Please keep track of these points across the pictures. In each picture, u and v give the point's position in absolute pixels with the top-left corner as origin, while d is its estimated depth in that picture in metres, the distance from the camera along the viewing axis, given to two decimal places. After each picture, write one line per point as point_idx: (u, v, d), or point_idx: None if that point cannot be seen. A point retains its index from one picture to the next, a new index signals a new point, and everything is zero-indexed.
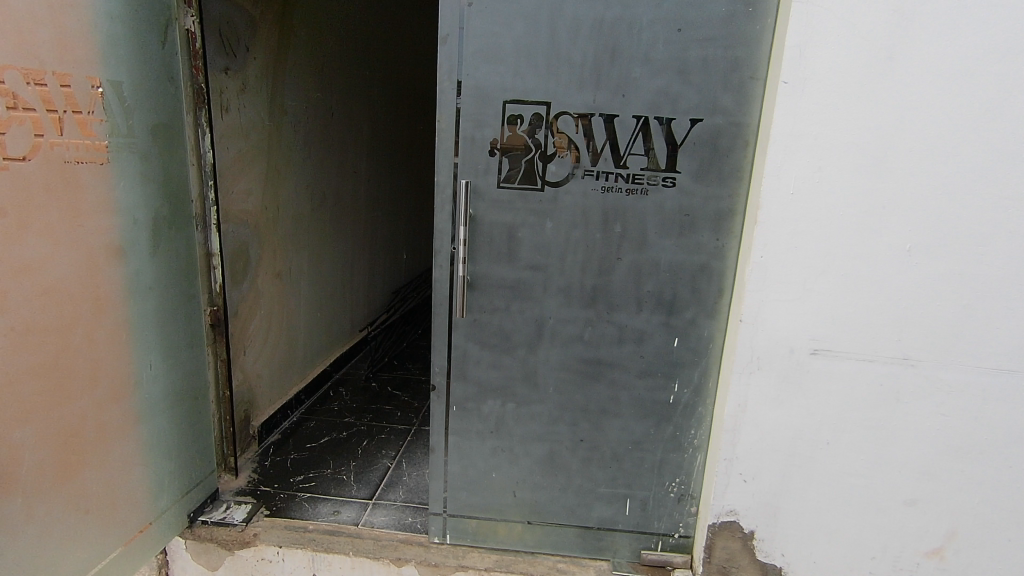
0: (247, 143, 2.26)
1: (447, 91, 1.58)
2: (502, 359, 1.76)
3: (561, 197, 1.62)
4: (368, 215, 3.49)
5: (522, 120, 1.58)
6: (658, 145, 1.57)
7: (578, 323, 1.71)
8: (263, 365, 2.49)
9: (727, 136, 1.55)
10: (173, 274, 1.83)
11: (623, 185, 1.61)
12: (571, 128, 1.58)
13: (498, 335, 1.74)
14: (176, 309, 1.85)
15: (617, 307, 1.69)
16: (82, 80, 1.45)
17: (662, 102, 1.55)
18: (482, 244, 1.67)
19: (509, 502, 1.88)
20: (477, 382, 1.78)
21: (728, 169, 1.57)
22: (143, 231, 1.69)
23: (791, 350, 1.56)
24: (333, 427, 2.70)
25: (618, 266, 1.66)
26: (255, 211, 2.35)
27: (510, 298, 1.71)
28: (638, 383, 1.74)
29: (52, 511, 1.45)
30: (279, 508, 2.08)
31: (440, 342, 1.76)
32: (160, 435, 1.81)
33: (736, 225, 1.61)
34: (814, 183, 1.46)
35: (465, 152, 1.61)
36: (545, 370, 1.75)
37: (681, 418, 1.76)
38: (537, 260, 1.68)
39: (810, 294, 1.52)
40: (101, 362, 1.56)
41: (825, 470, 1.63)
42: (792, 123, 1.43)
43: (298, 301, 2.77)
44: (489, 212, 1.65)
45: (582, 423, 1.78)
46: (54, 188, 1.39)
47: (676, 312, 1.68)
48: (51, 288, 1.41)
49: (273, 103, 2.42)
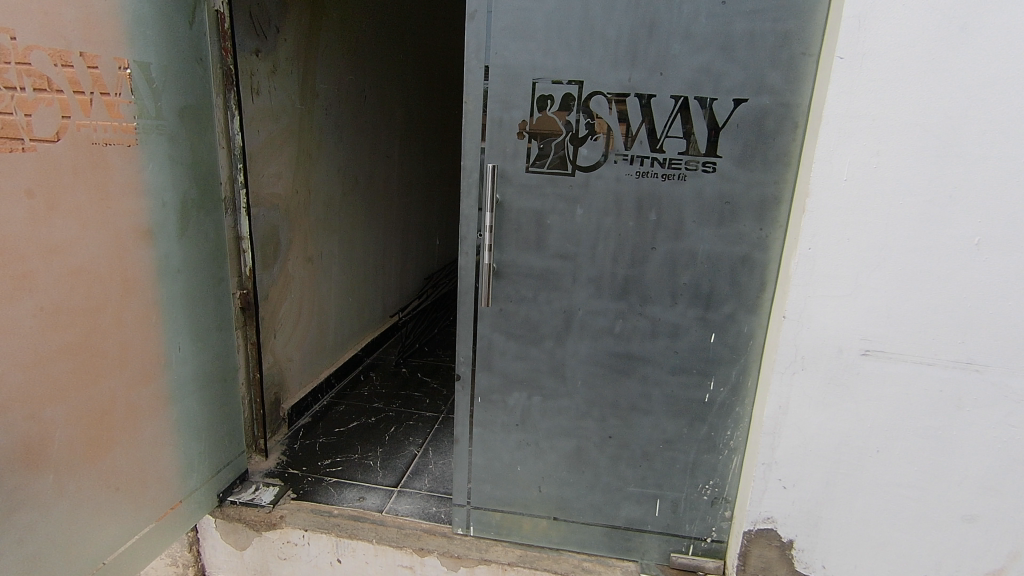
0: (278, 126, 2.25)
1: (474, 71, 1.52)
2: (529, 351, 1.69)
3: (592, 182, 1.54)
4: (400, 200, 3.47)
5: (553, 101, 1.50)
6: (698, 128, 1.46)
7: (608, 315, 1.63)
8: (294, 348, 2.52)
9: (774, 117, 1.43)
10: (202, 258, 1.82)
11: (659, 170, 1.51)
12: (605, 109, 1.48)
13: (524, 325, 1.68)
14: (205, 292, 1.85)
15: (650, 299, 1.60)
16: (109, 60, 1.44)
17: (703, 81, 1.43)
18: (509, 231, 1.61)
19: (535, 497, 1.83)
20: (503, 374, 1.73)
21: (774, 154, 1.46)
22: (172, 213, 1.69)
23: (839, 350, 1.45)
24: (362, 412, 2.70)
25: (653, 257, 1.57)
26: (286, 194, 2.35)
27: (537, 288, 1.64)
28: (670, 380, 1.65)
29: (84, 488, 1.48)
30: (306, 491, 2.09)
31: (465, 331, 1.71)
32: (189, 417, 1.83)
33: (781, 213, 1.49)
34: (871, 168, 1.33)
35: (493, 134, 1.54)
36: (573, 363, 1.68)
37: (717, 417, 1.67)
38: (566, 248, 1.60)
39: (863, 291, 1.40)
40: (130, 343, 1.58)
41: (874, 480, 1.52)
42: (848, 103, 1.31)
43: (328, 284, 2.78)
44: (516, 197, 1.58)
45: (611, 420, 1.71)
46: (81, 169, 1.39)
47: (714, 306, 1.58)
48: (79, 270, 1.41)
49: (304, 87, 2.40)
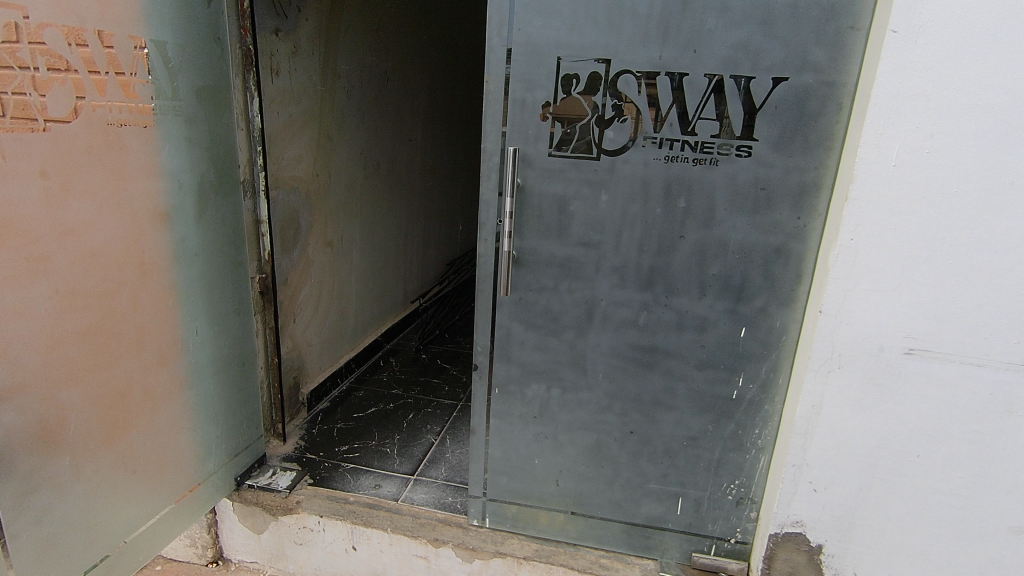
0: (298, 108, 2.22)
1: (496, 49, 1.45)
2: (549, 342, 1.64)
3: (619, 167, 1.47)
4: (422, 184, 3.43)
5: (578, 80, 1.42)
6: (733, 109, 1.37)
7: (632, 307, 1.56)
8: (313, 332, 2.51)
9: (817, 98, 1.34)
10: (221, 242, 1.81)
11: (690, 155, 1.43)
12: (633, 89, 1.40)
13: (545, 315, 1.62)
14: (224, 276, 1.83)
15: (676, 290, 1.52)
16: (124, 39, 1.41)
17: (740, 59, 1.34)
18: (531, 217, 1.55)
19: (552, 491, 1.78)
20: (522, 365, 1.68)
21: (815, 137, 1.36)
22: (190, 196, 1.67)
23: (880, 348, 1.36)
24: (380, 398, 2.69)
25: (681, 246, 1.49)
26: (306, 177, 2.32)
27: (559, 276, 1.58)
28: (696, 375, 1.58)
29: (101, 470, 1.48)
30: (323, 477, 2.09)
31: (484, 320, 1.66)
32: (207, 401, 1.83)
33: (821, 201, 1.40)
34: (923, 153, 1.23)
35: (515, 115, 1.48)
36: (594, 355, 1.62)
37: (745, 415, 1.59)
38: (589, 236, 1.53)
39: (908, 286, 1.31)
40: (147, 326, 1.57)
41: (913, 486, 1.43)
42: (900, 82, 1.21)
43: (348, 269, 2.76)
44: (538, 182, 1.51)
45: (633, 414, 1.65)
46: (97, 150, 1.38)
47: (745, 299, 1.50)
48: (95, 252, 1.40)
49: (326, 68, 2.35)
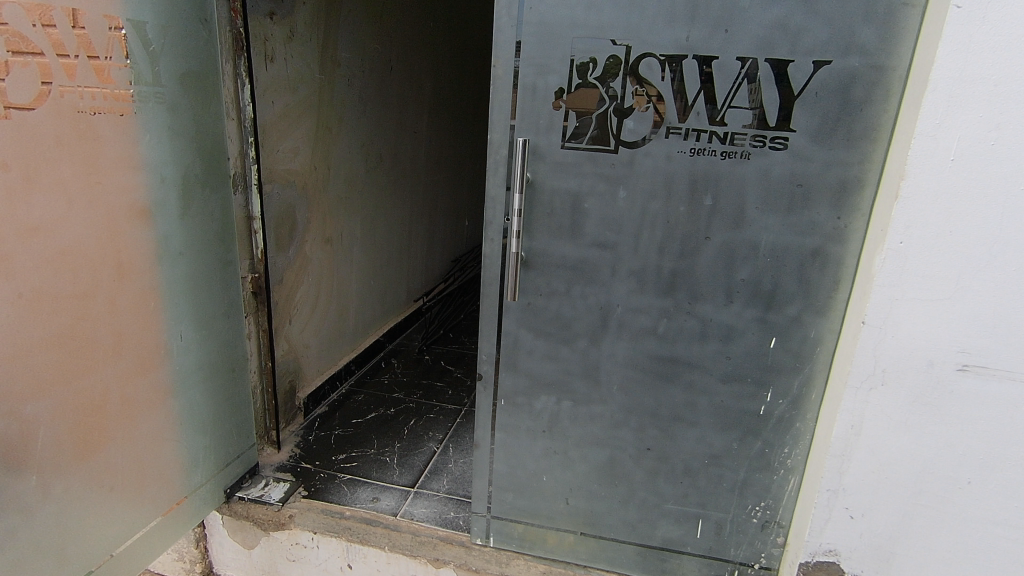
0: (295, 97, 2.08)
1: (505, 29, 1.32)
2: (559, 351, 1.51)
3: (639, 160, 1.33)
4: (427, 179, 3.30)
5: (595, 64, 1.29)
6: (768, 96, 1.24)
7: (651, 314, 1.43)
8: (311, 333, 2.39)
9: (863, 83, 1.20)
10: (208, 240, 1.68)
11: (718, 147, 1.29)
12: (656, 74, 1.27)
13: (555, 322, 1.49)
14: (211, 277, 1.71)
15: (700, 296, 1.39)
16: (97, 18, 1.28)
17: (777, 40, 1.21)
18: (541, 215, 1.42)
19: (561, 510, 1.66)
20: (530, 375, 1.55)
21: (859, 128, 1.23)
22: (174, 191, 1.54)
23: (929, 364, 1.22)
24: (381, 402, 2.57)
25: (706, 248, 1.35)
26: (304, 171, 2.19)
27: (571, 280, 1.45)
28: (721, 389, 1.44)
29: (73, 487, 1.37)
30: (318, 489, 1.97)
31: (489, 326, 1.54)
32: (193, 410, 1.71)
33: (864, 199, 1.26)
34: (986, 147, 1.09)
35: (525, 103, 1.35)
36: (609, 366, 1.49)
37: (773, 433, 1.46)
38: (605, 236, 1.40)
39: (963, 295, 1.17)
40: (125, 331, 1.45)
41: (962, 516, 1.29)
42: (962, 63, 1.06)
43: (349, 267, 2.64)
44: (550, 177, 1.38)
45: (650, 430, 1.52)
46: (66, 141, 1.25)
47: (776, 307, 1.36)
48: (65, 252, 1.28)
49: (325, 55, 2.22)
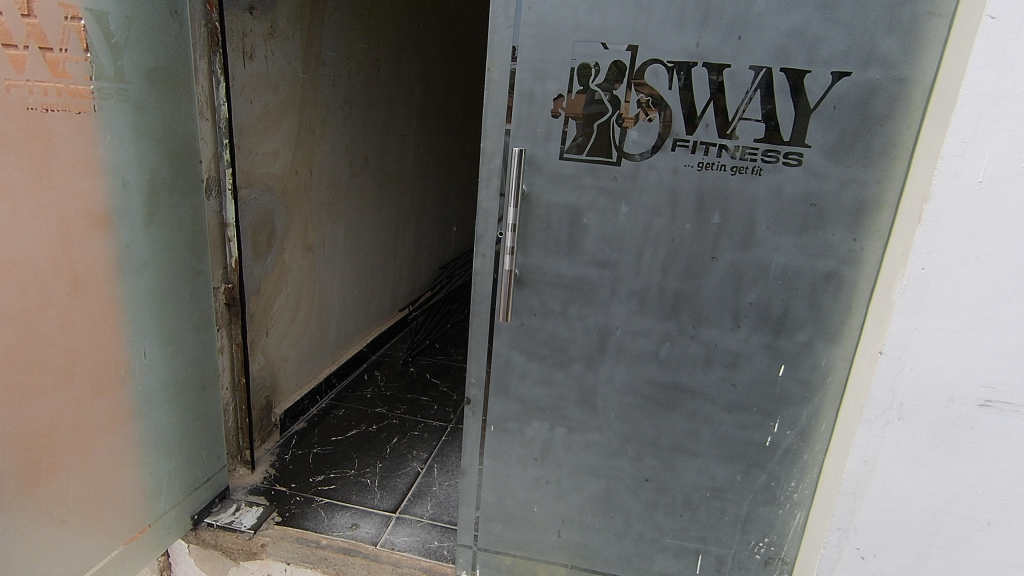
0: (276, 96, 1.96)
1: (502, 31, 1.23)
2: (554, 375, 1.41)
3: (642, 174, 1.24)
4: (415, 183, 3.19)
5: (598, 70, 1.20)
6: (783, 109, 1.15)
7: (653, 337, 1.34)
8: (289, 345, 2.27)
9: (884, 97, 1.12)
10: (177, 249, 1.55)
11: (728, 161, 1.20)
12: (663, 82, 1.18)
13: (550, 344, 1.39)
14: (179, 289, 1.58)
15: (705, 320, 1.30)
16: (51, 6, 1.16)
17: (794, 48, 1.12)
18: (537, 231, 1.32)
19: (552, 543, 1.56)
20: (521, 400, 1.45)
21: (879, 145, 1.14)
22: (139, 197, 1.42)
23: (950, 399, 1.14)
24: (363, 418, 2.45)
25: (713, 269, 1.26)
26: (284, 175, 2.07)
27: (567, 300, 1.35)
28: (725, 419, 1.36)
29: (17, 523, 1.24)
30: (293, 514, 1.85)
31: (479, 347, 1.44)
32: (158, 432, 1.58)
33: (881, 221, 1.18)
34: (1017, 169, 1.01)
35: (521, 110, 1.25)
36: (606, 392, 1.40)
37: (779, 465, 1.37)
38: (604, 254, 1.31)
39: (989, 326, 1.09)
40: (79, 350, 1.33)
41: (980, 559, 1.21)
42: (996, 78, 0.98)
43: (331, 275, 2.52)
44: (546, 190, 1.29)
45: (649, 460, 1.43)
46: (12, 141, 1.12)
47: (785, 333, 1.27)
48: (11, 264, 1.16)
49: (308, 53, 2.10)
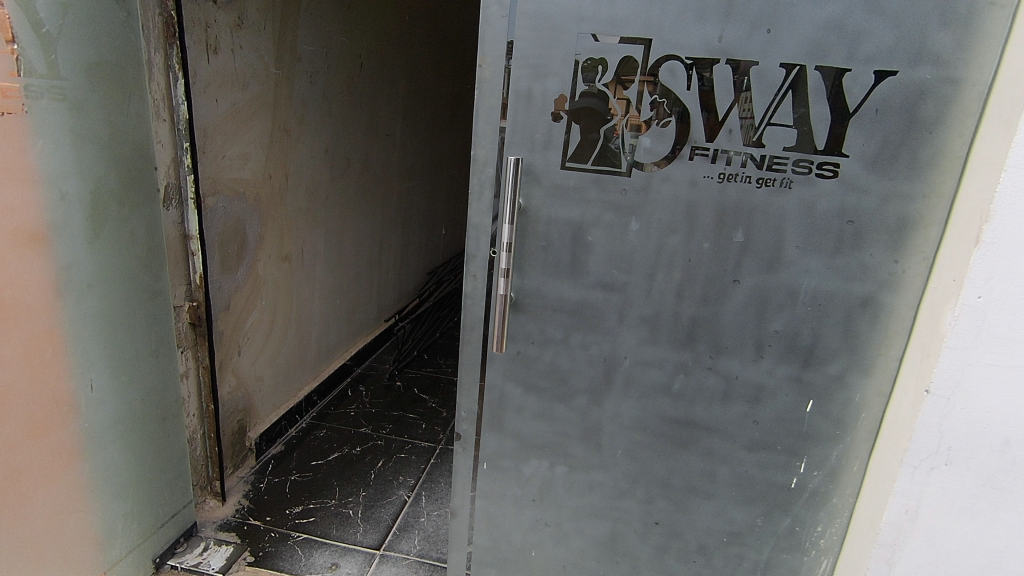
0: (246, 95, 1.78)
1: (496, 22, 1.08)
2: (554, 409, 1.27)
3: (655, 186, 1.09)
4: (401, 186, 3.03)
5: (605, 68, 1.04)
6: (818, 113, 1.00)
7: (665, 369, 1.19)
8: (264, 364, 2.11)
9: (934, 101, 0.98)
10: (128, 267, 1.38)
11: (753, 173, 1.05)
12: (680, 81, 1.03)
13: (549, 375, 1.24)
14: (131, 311, 1.42)
15: (724, 350, 1.15)
16: None
17: (832, 43, 0.98)
18: (535, 249, 1.17)
19: None
20: (517, 435, 1.30)
21: (926, 155, 1.01)
22: (80, 210, 1.24)
23: (1006, 443, 1.00)
24: (345, 439, 2.29)
25: (734, 293, 1.12)
26: (256, 180, 1.90)
27: (569, 326, 1.20)
28: (745, 458, 1.21)
29: None
30: (267, 554, 1.70)
31: (470, 377, 1.29)
32: (109, 472, 1.42)
33: (927, 240, 1.04)
34: None
35: (517, 113, 1.10)
36: (612, 428, 1.25)
37: (804, 509, 1.23)
38: (611, 276, 1.16)
39: None
40: (10, 388, 1.15)
41: None
42: None
43: (310, 286, 2.35)
44: (546, 204, 1.14)
45: (660, 502, 1.28)
46: None
47: (815, 365, 1.13)
48: None
49: (281, 47, 1.92)
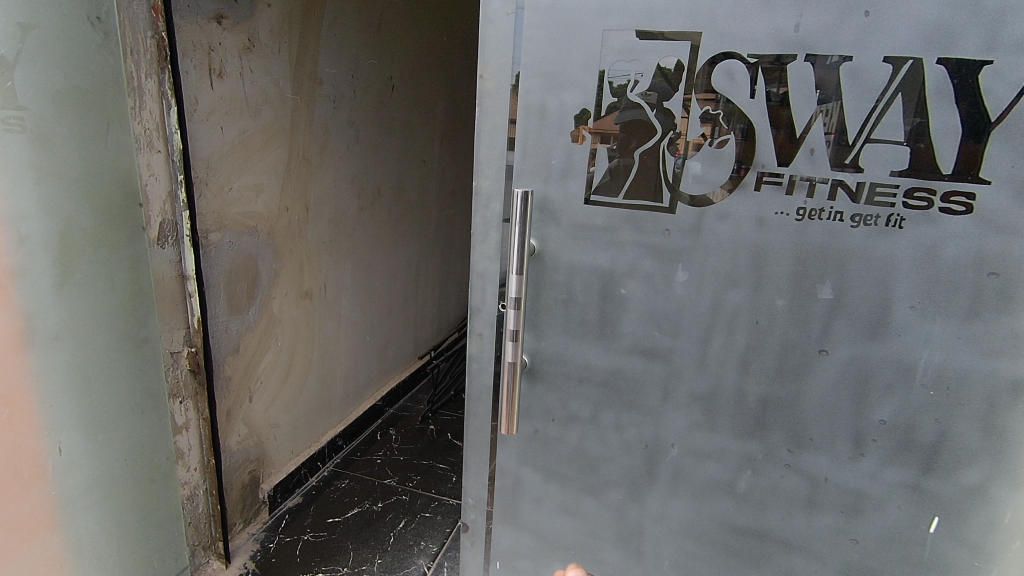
0: (258, 122, 1.65)
1: (501, 21, 0.87)
2: (581, 503, 1.00)
3: (708, 227, 0.82)
4: (440, 213, 2.86)
5: (640, 73, 0.80)
6: (943, 124, 0.70)
7: (725, 463, 0.90)
8: (281, 409, 1.95)
9: None
10: (108, 314, 1.25)
11: (846, 208, 0.76)
12: (742, 87, 0.76)
13: (574, 461, 0.99)
14: (113, 362, 1.28)
15: (807, 444, 0.86)
16: None
17: (964, 24, 0.68)
18: (553, 305, 0.93)
19: None
20: (536, 532, 1.05)
21: None
22: (46, 254, 1.11)
23: None
24: (367, 493, 2.09)
25: (820, 370, 0.82)
26: (270, 213, 1.76)
27: (598, 402, 0.95)
28: None
29: None
30: None
31: (479, 456, 1.06)
32: (82, 541, 1.27)
33: None
34: None
35: (529, 135, 0.88)
36: (656, 532, 0.97)
37: None
38: (652, 341, 0.89)
39: None
40: None
41: None
42: None
43: (335, 324, 2.19)
44: (566, 249, 0.90)
45: None
46: None
47: (942, 473, 0.81)
48: None
49: (300, 71, 1.79)
